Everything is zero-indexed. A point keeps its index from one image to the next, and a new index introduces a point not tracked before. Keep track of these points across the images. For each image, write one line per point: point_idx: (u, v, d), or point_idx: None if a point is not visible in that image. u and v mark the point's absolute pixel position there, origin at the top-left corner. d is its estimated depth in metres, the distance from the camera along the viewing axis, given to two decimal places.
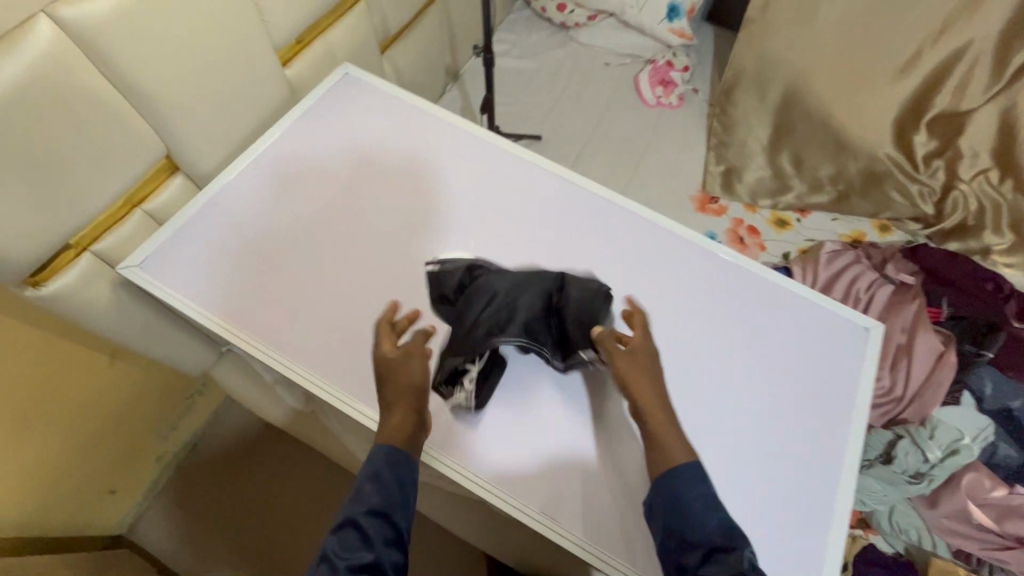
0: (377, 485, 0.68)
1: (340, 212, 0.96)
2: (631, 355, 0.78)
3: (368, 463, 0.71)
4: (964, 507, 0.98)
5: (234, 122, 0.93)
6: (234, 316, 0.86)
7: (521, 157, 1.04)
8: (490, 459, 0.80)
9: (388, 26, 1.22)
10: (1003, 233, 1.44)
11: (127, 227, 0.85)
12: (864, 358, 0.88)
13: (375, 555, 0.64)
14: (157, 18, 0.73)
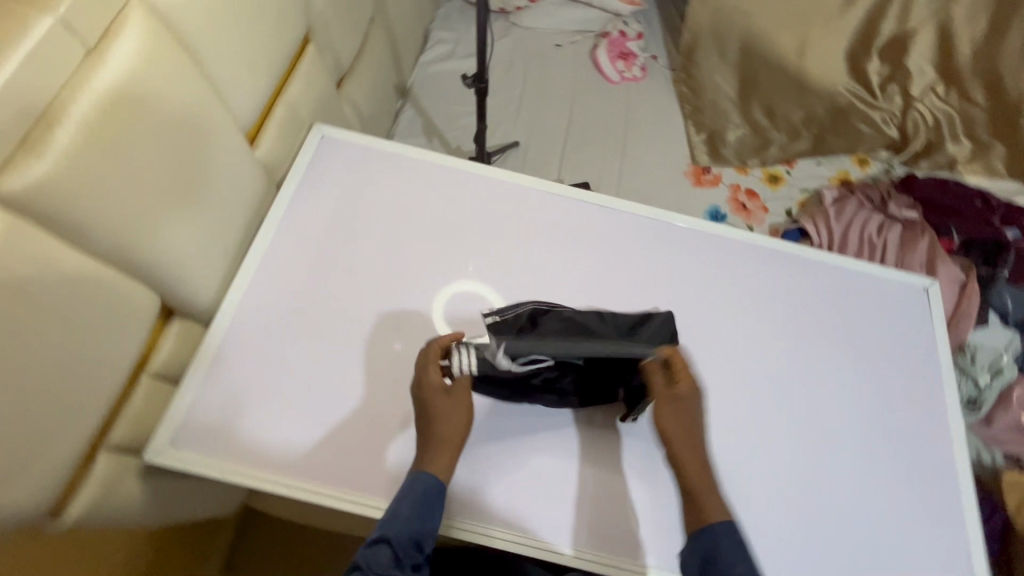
0: (421, 506, 0.64)
1: (368, 306, 0.82)
2: (670, 394, 0.71)
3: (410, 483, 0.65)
4: (1018, 417, 1.06)
5: (223, 236, 0.77)
6: (301, 467, 0.71)
7: (546, 188, 0.95)
8: (599, 531, 0.73)
9: (342, 62, 1.05)
10: (961, 141, 1.51)
11: (137, 403, 0.68)
12: (933, 318, 0.93)
13: None
14: (127, 154, 0.58)
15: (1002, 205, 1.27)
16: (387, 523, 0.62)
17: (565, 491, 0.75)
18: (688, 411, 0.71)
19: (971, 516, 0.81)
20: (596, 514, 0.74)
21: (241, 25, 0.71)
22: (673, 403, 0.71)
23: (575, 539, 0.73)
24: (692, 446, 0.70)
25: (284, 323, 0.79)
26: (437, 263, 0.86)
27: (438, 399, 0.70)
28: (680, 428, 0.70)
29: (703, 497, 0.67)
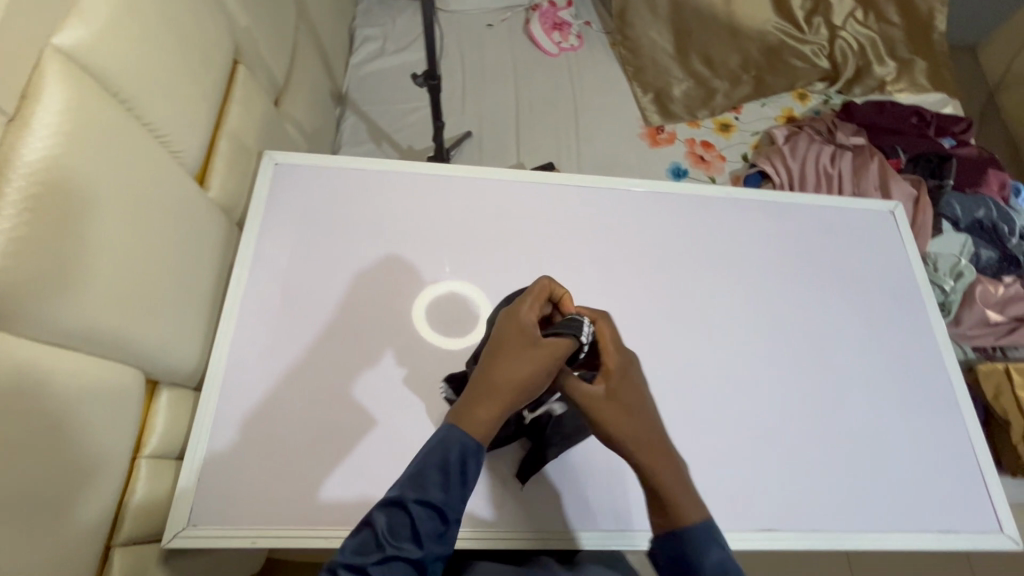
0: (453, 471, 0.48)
1: (364, 334, 0.78)
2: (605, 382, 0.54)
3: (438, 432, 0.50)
4: (980, 313, 1.15)
5: (193, 292, 0.71)
6: (337, 517, 0.66)
7: (519, 178, 0.93)
8: (625, 508, 0.73)
9: (276, 79, 0.97)
10: (886, 62, 1.57)
11: (142, 487, 0.61)
12: (902, 236, 0.97)
13: (421, 553, 0.45)
14: (75, 227, 0.52)
15: (935, 116, 1.34)
16: (406, 482, 0.47)
17: (588, 477, 0.74)
18: (636, 394, 0.54)
19: (970, 413, 0.85)
20: (618, 494, 0.74)
21: (167, 58, 0.64)
22: (609, 405, 0.53)
23: (608, 522, 0.72)
24: (642, 439, 0.52)
25: (280, 371, 0.74)
26: (424, 276, 0.83)
27: (518, 346, 0.52)
28: (633, 415, 0.53)
29: (675, 496, 0.50)
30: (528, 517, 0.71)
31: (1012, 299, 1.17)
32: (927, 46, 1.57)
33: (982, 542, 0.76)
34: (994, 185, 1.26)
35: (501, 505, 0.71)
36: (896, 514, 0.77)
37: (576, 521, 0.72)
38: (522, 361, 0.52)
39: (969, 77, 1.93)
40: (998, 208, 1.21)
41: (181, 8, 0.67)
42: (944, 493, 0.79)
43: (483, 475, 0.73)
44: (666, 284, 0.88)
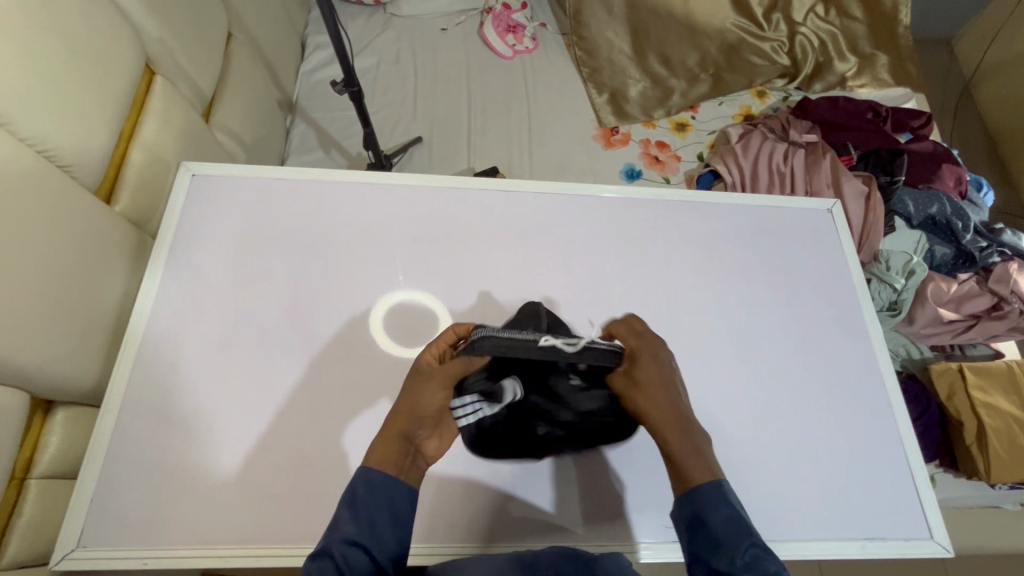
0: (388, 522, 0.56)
1: (278, 345, 0.77)
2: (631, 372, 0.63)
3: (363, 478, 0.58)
4: (933, 313, 1.13)
5: (96, 308, 0.70)
6: (232, 535, 0.66)
7: (445, 184, 0.91)
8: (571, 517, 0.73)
9: (202, 89, 0.96)
10: (847, 57, 1.54)
11: (30, 509, 0.61)
12: (839, 235, 0.95)
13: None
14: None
15: (891, 111, 1.32)
16: (328, 533, 0.54)
17: (520, 486, 0.74)
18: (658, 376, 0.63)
19: (903, 417, 0.83)
20: (550, 505, 0.73)
21: (55, 73, 0.64)
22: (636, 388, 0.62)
23: (540, 532, 0.72)
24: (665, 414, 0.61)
25: (188, 385, 0.73)
26: (343, 286, 0.82)
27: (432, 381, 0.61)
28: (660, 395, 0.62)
29: (684, 458, 0.58)
30: (456, 531, 0.71)
31: (965, 297, 1.15)
32: (888, 41, 1.55)
33: (908, 547, 0.75)
34: (949, 181, 1.23)
35: (432, 515, 0.71)
36: (824, 520, 0.76)
37: (524, 533, 0.72)
38: (431, 393, 0.61)
39: (939, 71, 1.90)
40: (952, 205, 1.19)
41: (73, 22, 0.67)
42: (873, 498, 0.78)
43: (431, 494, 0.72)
44: (594, 289, 0.87)
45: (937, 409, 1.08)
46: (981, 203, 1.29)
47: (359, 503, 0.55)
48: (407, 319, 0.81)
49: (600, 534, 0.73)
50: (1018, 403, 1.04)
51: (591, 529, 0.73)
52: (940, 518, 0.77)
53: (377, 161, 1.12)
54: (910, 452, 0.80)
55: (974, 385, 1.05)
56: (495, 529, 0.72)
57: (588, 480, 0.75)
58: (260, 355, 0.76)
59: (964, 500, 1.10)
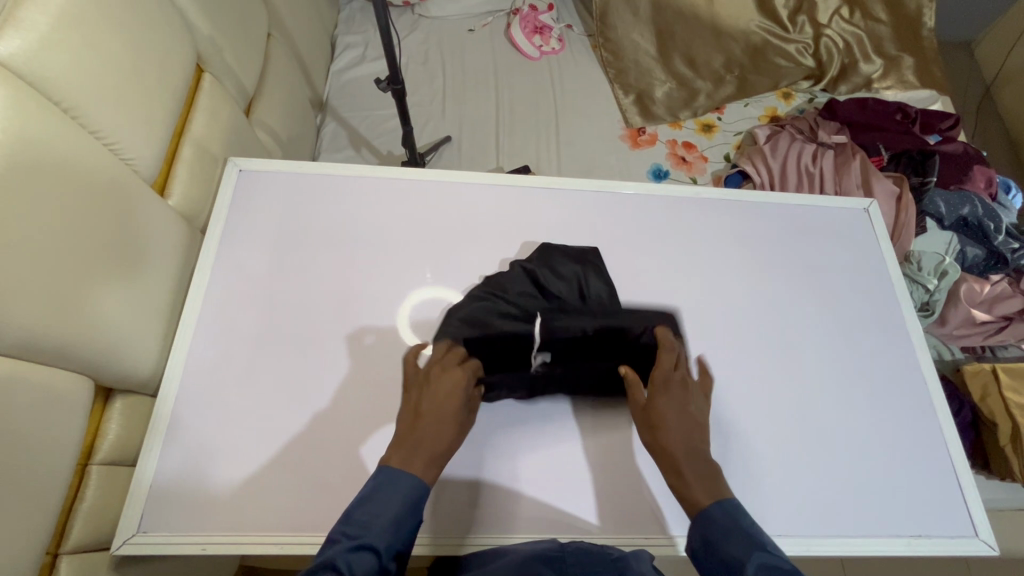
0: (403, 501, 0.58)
1: (327, 335, 0.78)
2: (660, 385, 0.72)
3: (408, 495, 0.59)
4: (965, 313, 1.13)
5: (153, 300, 0.72)
6: (284, 523, 0.67)
7: (483, 180, 0.92)
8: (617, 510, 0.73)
9: (246, 87, 0.98)
10: (873, 59, 1.54)
11: (92, 493, 0.63)
12: (876, 234, 0.96)
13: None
14: (15, 234, 0.53)
15: (920, 112, 1.32)
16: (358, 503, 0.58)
17: (547, 479, 0.74)
18: (677, 411, 0.68)
19: (946, 416, 0.83)
20: (566, 495, 0.73)
21: (121, 68, 0.66)
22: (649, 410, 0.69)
23: (553, 523, 0.72)
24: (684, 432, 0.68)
25: (241, 377, 0.74)
26: (388, 279, 0.83)
27: (428, 399, 0.67)
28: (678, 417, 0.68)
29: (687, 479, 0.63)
30: (470, 520, 0.71)
31: (998, 298, 1.15)
32: (914, 43, 1.55)
33: (952, 545, 0.75)
34: (979, 182, 1.24)
35: (443, 506, 0.71)
36: (867, 518, 0.76)
37: (572, 526, 0.72)
38: (436, 398, 0.67)
39: (959, 73, 1.90)
40: (983, 205, 1.19)
41: (136, 18, 0.69)
42: (916, 495, 0.77)
43: (469, 492, 0.72)
44: (634, 287, 0.87)
45: (971, 410, 1.08)
46: (1011, 204, 1.28)
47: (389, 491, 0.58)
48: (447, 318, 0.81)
49: (635, 526, 0.72)
50: None
51: (624, 520, 0.72)
52: (986, 518, 0.77)
53: (412, 158, 1.13)
54: (953, 451, 0.80)
55: (1009, 386, 1.05)
56: (510, 520, 0.71)
57: (631, 476, 0.75)
58: (307, 348, 0.77)
59: (1000, 503, 1.09)
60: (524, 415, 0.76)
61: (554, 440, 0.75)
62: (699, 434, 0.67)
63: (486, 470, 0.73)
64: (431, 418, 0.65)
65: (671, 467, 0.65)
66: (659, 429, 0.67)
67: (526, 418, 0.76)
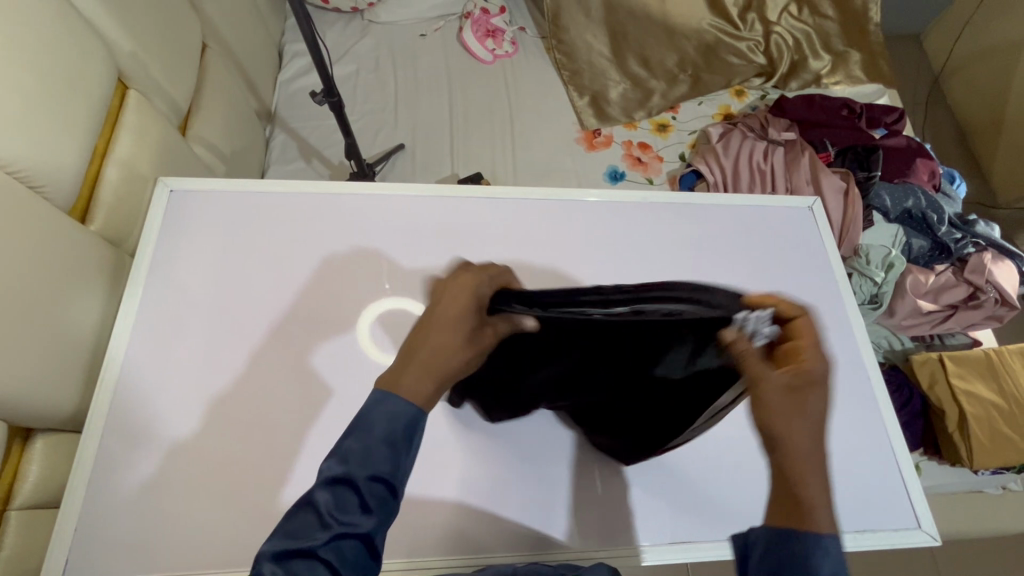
0: (384, 439, 0.48)
1: (267, 358, 0.76)
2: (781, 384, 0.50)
3: (378, 489, 0.47)
4: (912, 304, 1.16)
5: (76, 331, 0.69)
6: (222, 557, 0.65)
7: (428, 191, 0.91)
8: (567, 524, 0.72)
9: (180, 102, 0.94)
10: (821, 56, 1.57)
11: (12, 539, 0.60)
12: (821, 232, 0.97)
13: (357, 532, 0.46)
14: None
15: (865, 108, 1.35)
16: (344, 462, 0.47)
17: (496, 498, 0.72)
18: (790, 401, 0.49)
19: (891, 412, 0.84)
20: (516, 513, 0.72)
21: (31, 91, 0.63)
22: (787, 398, 0.49)
23: (502, 543, 0.70)
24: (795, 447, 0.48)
25: (176, 408, 0.72)
26: (330, 297, 0.81)
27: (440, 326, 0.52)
28: (812, 439, 0.48)
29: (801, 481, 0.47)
30: (418, 544, 0.69)
31: (944, 288, 1.18)
32: (860, 38, 1.58)
33: (898, 538, 0.76)
34: (922, 175, 1.27)
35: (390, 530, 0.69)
36: None
37: (522, 543, 0.70)
38: (450, 312, 0.52)
39: (908, 66, 1.95)
40: (926, 198, 1.22)
41: (44, 37, 0.65)
42: (862, 490, 0.79)
43: (418, 513, 0.70)
44: None
45: (919, 398, 1.11)
46: (954, 195, 1.32)
47: (367, 421, 0.48)
48: (392, 334, 0.80)
49: (585, 539, 0.72)
50: (996, 388, 1.07)
51: (574, 536, 0.72)
52: (930, 510, 0.78)
53: (360, 170, 1.11)
54: (898, 446, 0.82)
55: (954, 373, 1.08)
56: (458, 540, 0.70)
57: (581, 487, 0.74)
58: (244, 373, 0.75)
59: (949, 486, 1.13)
60: (472, 430, 0.75)
61: (503, 456, 0.74)
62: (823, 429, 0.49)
63: (427, 494, 0.71)
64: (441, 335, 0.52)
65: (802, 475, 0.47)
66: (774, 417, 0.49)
67: (476, 433, 0.75)
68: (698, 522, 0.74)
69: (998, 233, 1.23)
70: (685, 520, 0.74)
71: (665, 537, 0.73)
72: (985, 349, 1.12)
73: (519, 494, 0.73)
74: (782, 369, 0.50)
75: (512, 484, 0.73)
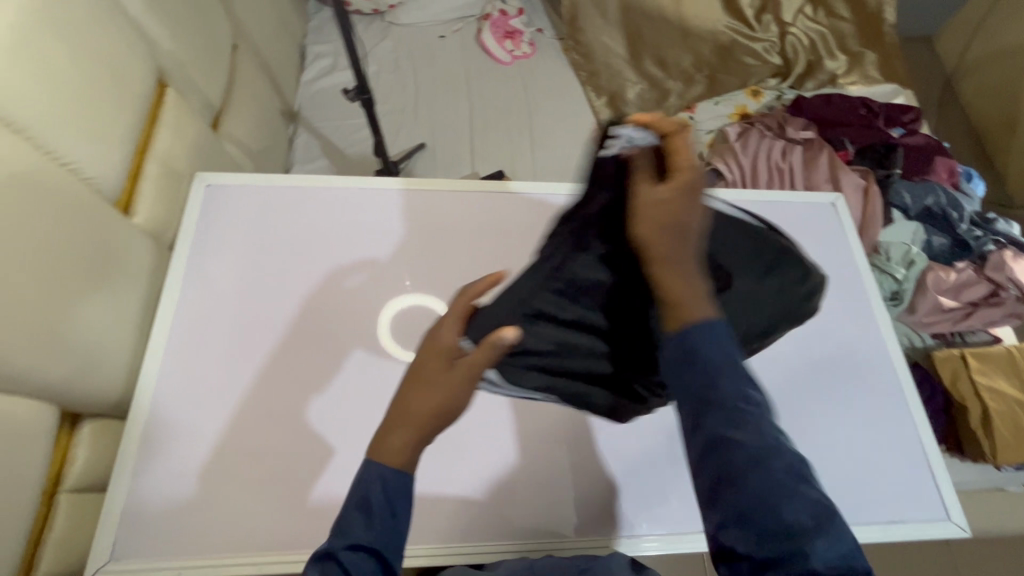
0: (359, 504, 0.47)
1: (302, 349, 0.77)
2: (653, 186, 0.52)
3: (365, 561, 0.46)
4: (933, 301, 1.16)
5: (120, 321, 0.70)
6: (263, 542, 0.66)
7: (456, 187, 0.92)
8: (599, 512, 0.73)
9: (212, 99, 0.96)
10: (837, 56, 1.58)
11: (61, 523, 0.61)
12: (845, 228, 0.98)
13: None
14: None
15: (883, 107, 1.36)
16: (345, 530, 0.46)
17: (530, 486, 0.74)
18: (679, 212, 0.50)
19: (917, 405, 0.85)
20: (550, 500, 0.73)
21: (81, 86, 0.65)
22: (658, 206, 0.50)
23: (538, 531, 0.72)
24: (675, 260, 0.50)
25: (215, 397, 0.73)
26: (362, 290, 0.82)
27: (417, 382, 0.50)
28: (669, 233, 0.50)
29: (683, 297, 0.49)
30: (454, 529, 0.71)
31: (965, 285, 1.18)
32: (875, 39, 1.59)
33: (927, 530, 0.77)
34: (941, 173, 1.27)
35: (427, 515, 0.71)
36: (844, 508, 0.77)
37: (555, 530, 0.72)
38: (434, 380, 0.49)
39: (921, 67, 1.95)
40: (946, 195, 1.23)
41: (92, 35, 0.67)
42: (890, 482, 0.79)
43: (455, 499, 0.72)
44: None
45: (942, 394, 1.11)
46: (973, 193, 1.32)
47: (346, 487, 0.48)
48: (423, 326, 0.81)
49: (617, 527, 0.73)
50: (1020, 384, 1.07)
51: (606, 525, 0.73)
52: (958, 502, 0.79)
53: (384, 167, 1.12)
54: (925, 439, 0.82)
55: (977, 370, 1.09)
56: (494, 525, 0.71)
57: (612, 477, 0.75)
58: (281, 363, 0.76)
59: (972, 484, 1.13)
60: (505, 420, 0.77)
61: (536, 445, 0.76)
62: (694, 255, 0.50)
63: (467, 482, 0.73)
64: (431, 415, 0.48)
65: (665, 269, 0.49)
66: (640, 223, 0.51)
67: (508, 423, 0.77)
68: None
69: (1019, 231, 1.23)
70: None
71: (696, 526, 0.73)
72: (1008, 345, 1.12)
73: (552, 482, 0.74)
74: (663, 183, 0.51)
75: (546, 472, 0.75)
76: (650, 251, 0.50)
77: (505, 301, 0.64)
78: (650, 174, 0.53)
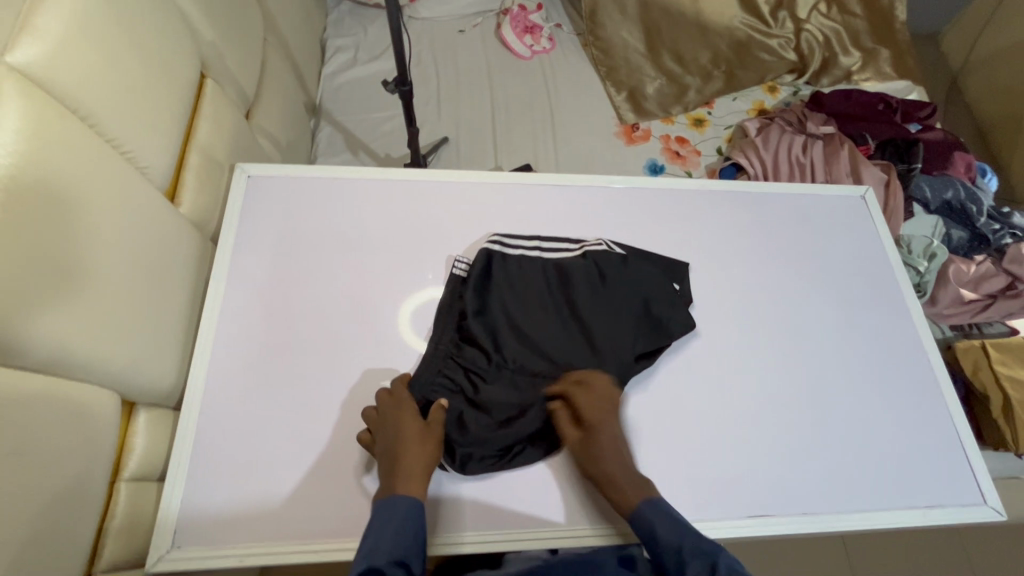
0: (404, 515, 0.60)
1: (348, 339, 0.78)
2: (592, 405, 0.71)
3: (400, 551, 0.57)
4: (954, 292, 1.18)
5: (171, 310, 0.71)
6: (319, 529, 0.67)
7: (492, 180, 0.93)
8: None
9: (247, 91, 0.96)
10: (851, 52, 1.60)
11: (123, 511, 0.61)
12: (874, 221, 0.99)
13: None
14: (21, 244, 0.50)
15: (901, 102, 1.38)
16: (369, 555, 0.55)
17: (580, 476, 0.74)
18: (612, 431, 0.70)
19: (951, 394, 0.86)
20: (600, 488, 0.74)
21: (134, 76, 0.65)
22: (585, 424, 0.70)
23: (591, 517, 0.72)
24: (623, 463, 0.69)
25: (265, 388, 0.74)
26: (404, 282, 0.83)
27: (416, 441, 0.65)
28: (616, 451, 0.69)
29: (621, 486, 0.67)
30: (506, 516, 0.71)
31: (984, 277, 1.20)
32: (889, 35, 1.61)
33: (965, 515, 0.78)
34: (959, 168, 1.30)
35: (478, 504, 0.72)
36: (881, 492, 0.79)
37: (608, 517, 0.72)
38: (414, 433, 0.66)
39: (928, 64, 1.98)
40: (965, 189, 1.25)
41: (143, 25, 0.67)
42: (926, 467, 0.81)
43: (507, 487, 0.73)
44: None
45: (964, 384, 1.14)
46: (989, 187, 1.34)
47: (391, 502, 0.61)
48: None
49: None
50: None
51: None
52: (993, 487, 0.80)
53: (414, 160, 1.12)
54: (959, 427, 0.84)
55: (997, 360, 1.11)
56: (545, 513, 0.72)
57: (659, 466, 0.76)
58: (327, 354, 0.77)
59: (992, 472, 1.15)
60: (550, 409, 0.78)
61: None
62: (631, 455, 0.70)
63: (525, 468, 0.74)
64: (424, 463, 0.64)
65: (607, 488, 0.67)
66: (602, 460, 0.69)
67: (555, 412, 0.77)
68: (771, 497, 0.76)
69: None
70: (760, 494, 0.76)
71: (741, 512, 0.75)
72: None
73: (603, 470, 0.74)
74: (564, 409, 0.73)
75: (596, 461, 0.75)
76: (601, 465, 0.68)
77: (426, 367, 0.75)
78: (602, 392, 0.73)
